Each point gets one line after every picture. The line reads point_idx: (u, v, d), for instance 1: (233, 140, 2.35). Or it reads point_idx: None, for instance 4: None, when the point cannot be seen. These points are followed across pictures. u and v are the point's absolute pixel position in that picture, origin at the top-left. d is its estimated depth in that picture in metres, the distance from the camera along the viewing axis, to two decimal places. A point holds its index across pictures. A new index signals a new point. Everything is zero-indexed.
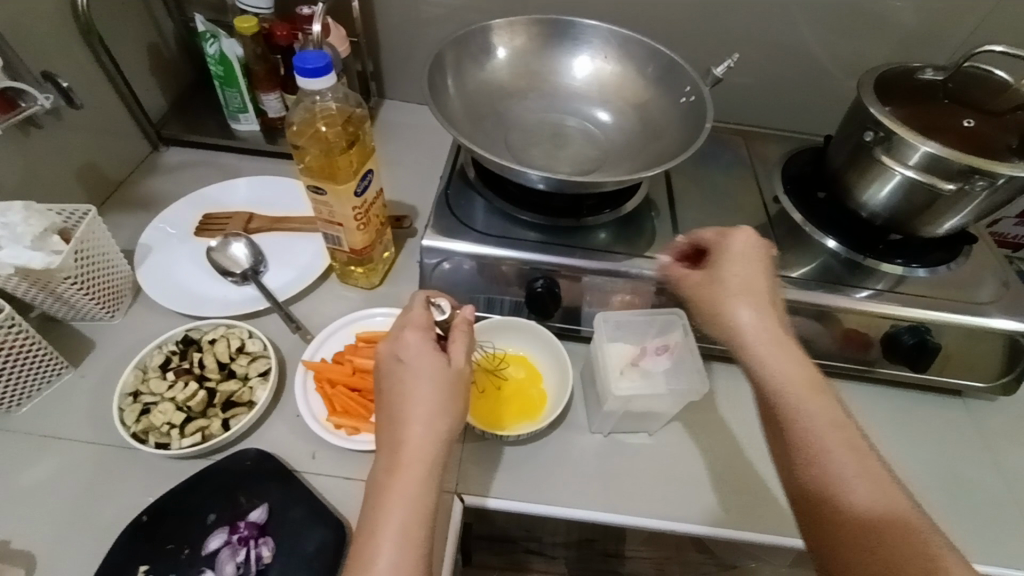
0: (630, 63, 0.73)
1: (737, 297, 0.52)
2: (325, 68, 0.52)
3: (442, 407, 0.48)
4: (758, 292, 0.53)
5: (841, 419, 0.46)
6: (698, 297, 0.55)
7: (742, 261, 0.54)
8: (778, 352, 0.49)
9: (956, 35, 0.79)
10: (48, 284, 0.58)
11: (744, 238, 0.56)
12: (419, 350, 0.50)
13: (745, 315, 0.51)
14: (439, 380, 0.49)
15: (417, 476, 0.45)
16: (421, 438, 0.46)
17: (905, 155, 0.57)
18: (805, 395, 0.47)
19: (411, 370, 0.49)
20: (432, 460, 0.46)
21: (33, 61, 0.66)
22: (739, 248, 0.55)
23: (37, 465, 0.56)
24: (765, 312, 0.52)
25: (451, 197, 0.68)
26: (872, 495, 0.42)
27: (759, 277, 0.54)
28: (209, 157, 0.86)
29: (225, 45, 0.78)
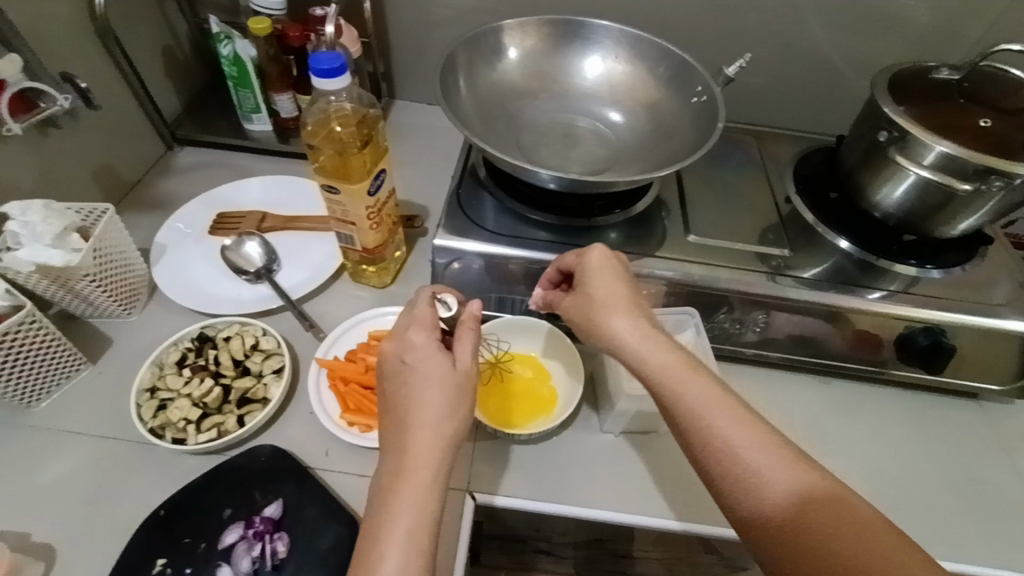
0: (641, 63, 0.73)
1: (605, 304, 0.52)
2: (340, 69, 0.53)
3: (449, 410, 0.48)
4: (623, 297, 0.53)
5: (738, 411, 0.46)
6: (576, 320, 0.54)
7: (601, 275, 0.54)
8: (660, 360, 0.49)
9: (971, 33, 0.78)
10: (67, 281, 0.59)
11: (599, 252, 0.55)
12: (426, 352, 0.50)
13: (619, 324, 0.51)
14: (446, 382, 0.49)
15: (422, 480, 0.45)
16: (427, 441, 0.46)
17: (919, 155, 0.57)
18: (710, 403, 0.46)
19: (417, 372, 0.49)
20: (439, 464, 0.46)
21: (52, 63, 0.67)
22: (597, 263, 0.54)
23: (56, 461, 0.57)
24: (638, 319, 0.51)
25: (463, 196, 0.69)
26: (782, 473, 0.42)
27: (621, 289, 0.53)
28: (222, 157, 0.87)
29: (239, 46, 0.79)
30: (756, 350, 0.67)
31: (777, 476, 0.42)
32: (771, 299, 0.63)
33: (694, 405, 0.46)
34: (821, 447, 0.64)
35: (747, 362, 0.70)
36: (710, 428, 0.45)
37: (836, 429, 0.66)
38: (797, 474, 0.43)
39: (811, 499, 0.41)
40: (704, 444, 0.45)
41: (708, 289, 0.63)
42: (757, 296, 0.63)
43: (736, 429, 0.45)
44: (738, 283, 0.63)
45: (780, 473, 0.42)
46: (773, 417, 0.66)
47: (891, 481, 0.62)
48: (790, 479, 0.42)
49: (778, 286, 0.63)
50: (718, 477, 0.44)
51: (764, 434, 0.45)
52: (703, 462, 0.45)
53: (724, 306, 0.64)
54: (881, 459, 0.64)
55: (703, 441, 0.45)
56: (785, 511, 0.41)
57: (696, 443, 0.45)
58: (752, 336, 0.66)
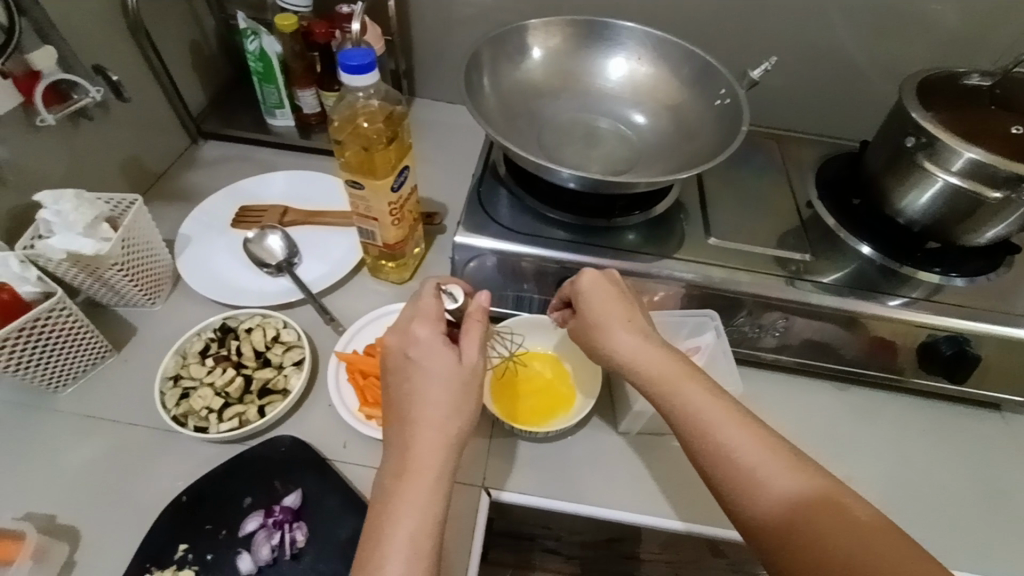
0: (664, 65, 0.73)
1: (605, 316, 0.54)
2: (369, 66, 0.53)
3: (453, 410, 0.48)
4: (621, 309, 0.54)
5: (738, 415, 0.47)
6: (581, 336, 0.56)
7: (603, 288, 0.55)
8: (658, 369, 0.50)
9: (1000, 38, 0.77)
10: (97, 270, 0.61)
11: (590, 274, 0.55)
12: (430, 349, 0.50)
13: (618, 336, 0.53)
14: (450, 380, 0.49)
15: (425, 481, 0.45)
16: (431, 441, 0.47)
17: (948, 161, 0.56)
18: (708, 410, 0.47)
19: (422, 369, 0.49)
20: (441, 465, 0.46)
21: (86, 56, 0.68)
22: (590, 285, 0.55)
23: (81, 445, 0.58)
24: (638, 334, 0.53)
25: (483, 194, 0.69)
26: (780, 476, 0.43)
27: (620, 306, 0.54)
28: (245, 151, 0.88)
29: (266, 42, 0.80)
30: (774, 354, 0.66)
31: (777, 477, 0.43)
32: (791, 303, 0.62)
33: (695, 414, 0.48)
34: (839, 454, 0.63)
35: (764, 367, 0.69)
36: (710, 433, 0.46)
37: (854, 437, 0.65)
38: (799, 475, 0.43)
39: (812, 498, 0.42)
40: (705, 450, 0.46)
41: (729, 292, 0.63)
42: (777, 300, 0.62)
43: (736, 434, 0.46)
44: (759, 286, 0.62)
45: (778, 477, 0.43)
46: (791, 422, 0.65)
47: (911, 490, 0.62)
48: (787, 482, 0.43)
49: (799, 290, 0.62)
50: (720, 480, 0.45)
51: (763, 438, 0.46)
52: (704, 467, 0.46)
53: (744, 309, 0.64)
54: (901, 468, 0.63)
55: (705, 446, 0.46)
56: (785, 514, 0.42)
57: (697, 449, 0.47)
58: (771, 340, 0.66)
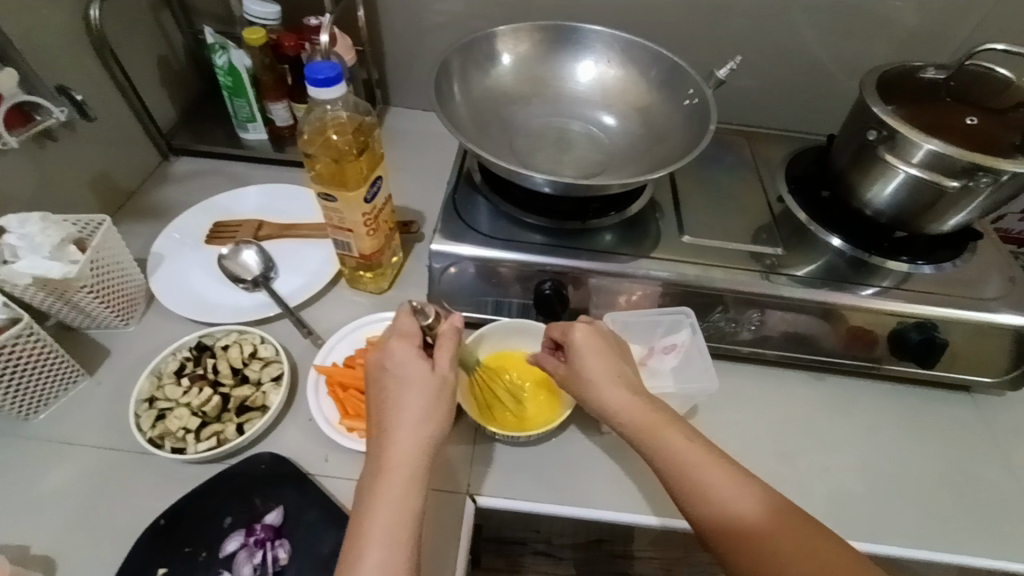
0: (633, 67, 0.74)
1: (589, 368, 0.55)
2: (336, 78, 0.53)
3: (427, 412, 0.49)
4: (605, 360, 0.55)
5: (715, 454, 0.49)
6: (569, 386, 0.57)
7: (587, 347, 0.55)
8: (639, 417, 0.52)
9: (956, 33, 0.80)
10: (66, 292, 0.60)
11: (583, 330, 0.56)
12: (405, 359, 0.51)
13: (602, 389, 0.54)
14: (424, 387, 0.50)
15: (400, 479, 0.46)
16: (406, 442, 0.47)
17: (908, 153, 0.57)
18: (688, 455, 0.49)
19: (398, 377, 0.50)
20: (416, 464, 0.47)
21: (49, 76, 0.67)
22: (582, 341, 0.56)
23: (55, 472, 0.57)
24: (625, 387, 0.53)
25: (458, 201, 0.69)
26: (746, 503, 0.46)
27: (607, 359, 0.55)
28: (217, 166, 0.87)
29: (234, 56, 0.79)
30: (751, 348, 0.67)
31: (755, 517, 0.45)
32: (764, 297, 0.63)
33: (673, 458, 0.49)
34: (817, 443, 0.65)
35: (742, 361, 0.71)
36: (693, 475, 0.48)
37: (831, 425, 0.66)
38: (774, 513, 0.45)
39: (788, 536, 0.44)
40: (688, 495, 0.47)
41: (703, 289, 0.64)
42: (750, 295, 0.63)
43: (716, 474, 0.47)
44: (732, 282, 0.63)
45: (742, 503, 0.46)
46: (769, 415, 0.66)
47: (887, 475, 0.63)
48: (755, 507, 0.46)
49: (772, 284, 0.63)
50: (704, 526, 0.46)
51: (740, 476, 0.47)
52: (689, 513, 0.47)
53: (719, 305, 0.65)
54: (877, 454, 0.64)
55: (688, 493, 0.47)
56: (764, 553, 0.44)
57: (681, 498, 0.48)
58: (748, 334, 0.67)
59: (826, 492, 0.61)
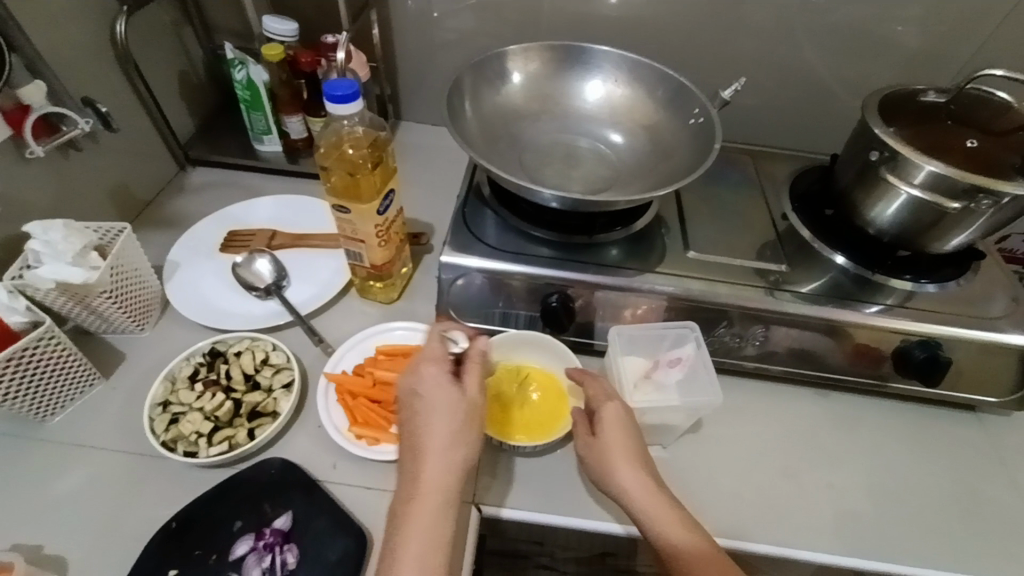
0: (641, 86, 0.76)
1: (611, 450, 0.55)
2: (353, 95, 0.55)
3: (457, 434, 0.51)
4: (627, 446, 0.55)
5: (715, 551, 0.50)
6: (586, 459, 0.57)
7: (613, 427, 0.56)
8: (651, 508, 0.52)
9: (957, 56, 0.81)
10: (85, 298, 0.61)
11: (613, 408, 0.56)
12: (434, 382, 0.54)
13: (620, 474, 0.53)
14: (454, 410, 0.52)
15: (433, 503, 0.48)
16: (438, 467, 0.49)
17: (910, 173, 0.59)
18: (687, 544, 0.49)
19: (429, 402, 0.52)
20: (448, 487, 0.49)
21: (76, 88, 0.70)
22: (609, 416, 0.56)
23: (69, 474, 0.58)
24: (639, 468, 0.54)
25: (467, 214, 0.71)
26: (682, 538, 0.50)
27: (629, 443, 0.55)
28: (233, 177, 0.90)
29: (252, 71, 0.82)
30: (756, 364, 0.68)
31: None
32: (768, 313, 0.64)
33: (674, 544, 0.50)
34: (822, 460, 0.65)
35: (746, 377, 0.71)
36: (680, 559, 0.49)
37: (836, 442, 0.66)
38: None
39: None
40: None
41: (708, 303, 0.65)
42: (755, 311, 0.64)
43: (702, 561, 0.49)
44: (737, 297, 0.64)
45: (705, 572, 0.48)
46: (774, 431, 0.67)
47: (892, 492, 0.63)
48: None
49: (777, 300, 0.64)
50: None
51: (719, 558, 0.49)
52: None
53: (723, 321, 0.66)
54: (883, 472, 0.64)
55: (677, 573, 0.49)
56: None
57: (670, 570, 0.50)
58: (752, 350, 0.67)
59: (830, 508, 0.61)
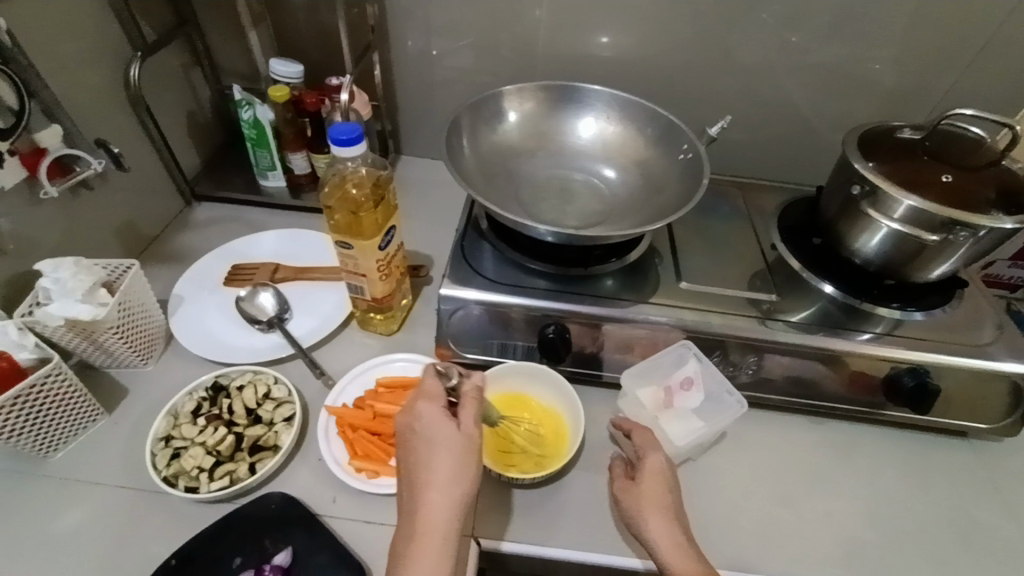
0: (631, 124, 0.79)
1: (646, 495, 0.56)
2: (356, 138, 0.58)
3: (455, 470, 0.52)
4: (663, 496, 0.56)
5: None
6: (620, 503, 0.57)
7: (653, 476, 0.57)
8: (676, 556, 0.51)
9: (932, 93, 0.85)
10: (92, 333, 0.63)
11: (656, 459, 0.58)
12: (431, 419, 0.54)
13: (652, 519, 0.54)
14: (451, 446, 0.53)
15: (435, 542, 0.49)
16: (439, 504, 0.50)
17: (890, 208, 0.61)
18: None
19: (427, 439, 0.53)
20: (448, 522, 0.50)
21: (89, 131, 0.73)
22: (651, 465, 0.58)
23: (70, 510, 0.58)
24: (671, 520, 0.54)
25: (466, 247, 0.73)
26: None
27: (666, 495, 0.56)
28: (238, 212, 0.92)
29: (259, 110, 0.86)
30: (752, 391, 0.69)
31: None
32: (761, 341, 0.66)
33: None
34: (820, 488, 0.65)
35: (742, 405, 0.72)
36: None
37: (833, 470, 0.67)
38: None
39: None
40: None
41: (702, 333, 0.66)
42: (747, 340, 0.66)
43: None
44: (730, 327, 0.66)
45: None
46: (770, 459, 0.67)
47: (889, 521, 0.63)
48: None
49: (769, 329, 0.66)
50: None
51: None
52: None
53: (717, 350, 0.67)
54: (880, 500, 0.65)
55: None
56: None
57: None
58: (746, 378, 0.69)
59: (829, 538, 0.61)
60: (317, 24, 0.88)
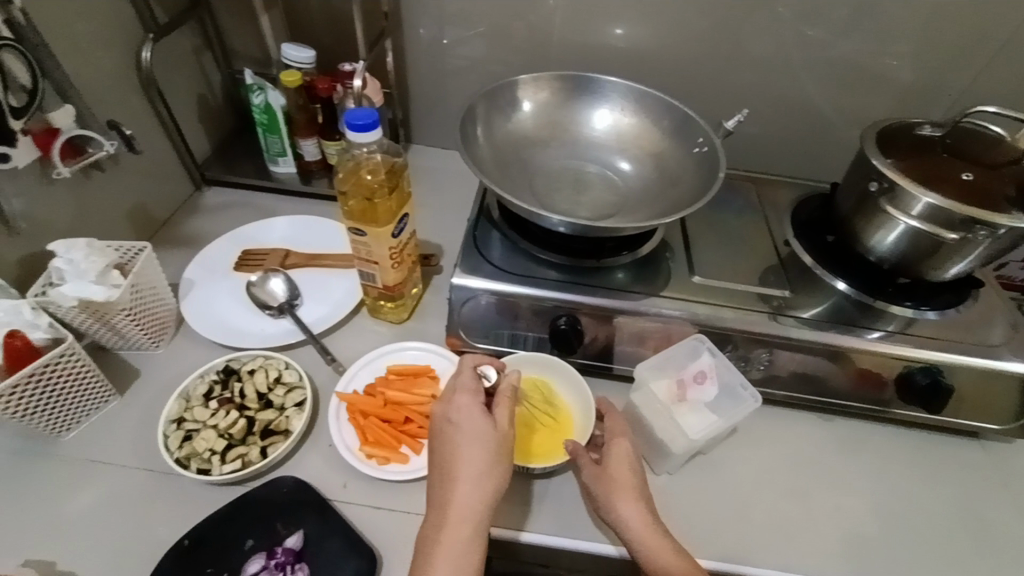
0: (647, 116, 0.79)
1: (617, 480, 0.57)
2: (372, 124, 0.57)
3: (489, 465, 0.52)
4: (632, 480, 0.57)
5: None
6: (591, 490, 0.58)
7: (622, 462, 0.58)
8: (649, 538, 0.53)
9: (952, 90, 0.84)
10: (105, 315, 0.63)
11: (622, 446, 0.60)
12: (469, 414, 0.55)
13: (624, 505, 0.55)
14: (488, 442, 0.53)
15: (464, 533, 0.49)
16: (470, 496, 0.51)
17: (909, 205, 0.61)
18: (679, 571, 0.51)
19: (463, 433, 0.54)
20: (478, 517, 0.50)
21: (101, 112, 0.72)
22: (618, 451, 0.59)
23: (82, 489, 0.58)
24: (640, 501, 0.56)
25: (477, 236, 0.73)
26: (673, 566, 0.51)
27: (634, 480, 0.58)
28: (248, 197, 0.92)
29: (271, 96, 0.85)
30: (762, 387, 0.69)
31: None
32: (771, 337, 0.65)
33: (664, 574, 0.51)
34: (827, 484, 0.65)
35: None
36: None
37: (842, 466, 0.67)
38: None
39: None
40: None
41: (714, 327, 0.66)
42: (757, 335, 0.66)
43: None
44: (741, 322, 0.66)
45: None
46: (779, 454, 0.67)
47: (897, 518, 0.63)
48: None
49: (780, 325, 0.66)
50: None
51: None
52: None
53: (728, 345, 0.67)
54: (889, 498, 0.65)
55: None
56: None
57: None
58: (757, 373, 0.68)
59: (836, 534, 0.61)
60: (329, 9, 0.87)
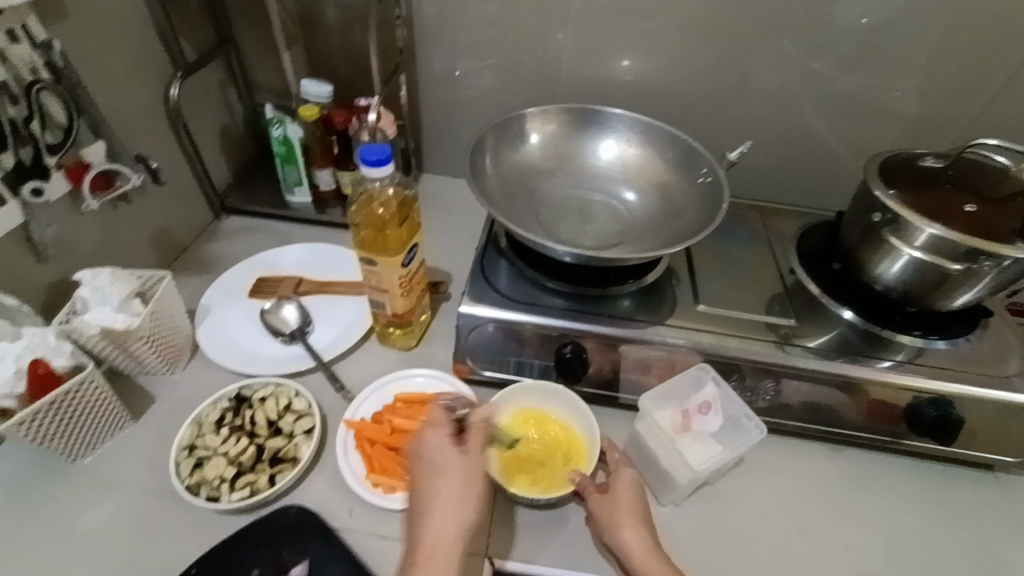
0: (652, 147, 0.80)
1: (622, 506, 0.57)
2: (386, 159, 0.60)
3: (461, 495, 0.53)
4: (636, 508, 0.57)
5: None
6: (596, 517, 0.58)
7: (627, 490, 0.59)
8: (651, 565, 0.53)
9: (957, 122, 0.85)
10: (124, 342, 0.65)
11: (627, 475, 0.60)
12: (439, 447, 0.55)
13: (626, 530, 0.55)
14: (458, 473, 0.54)
15: (438, 565, 0.49)
16: (443, 527, 0.51)
17: (913, 236, 0.61)
18: None
19: (435, 466, 0.55)
20: (452, 546, 0.50)
21: (131, 146, 0.76)
22: (623, 480, 0.60)
23: (96, 513, 0.60)
24: (642, 528, 0.56)
25: (485, 264, 0.74)
26: None
27: (638, 507, 0.58)
28: (264, 225, 0.95)
29: (289, 129, 0.88)
30: (769, 417, 0.68)
31: None
32: (777, 366, 0.65)
33: None
34: (837, 517, 0.64)
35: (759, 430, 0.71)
36: None
37: (852, 500, 0.66)
38: None
39: None
40: None
41: (719, 356, 0.66)
42: (763, 364, 0.65)
43: None
44: (747, 351, 0.66)
45: None
46: (788, 486, 0.67)
47: (909, 554, 0.62)
48: None
49: (786, 354, 0.66)
50: None
51: None
52: None
53: (734, 374, 0.67)
54: (902, 533, 0.64)
55: None
56: None
57: None
58: (764, 403, 0.68)
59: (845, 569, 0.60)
60: (347, 45, 0.91)
